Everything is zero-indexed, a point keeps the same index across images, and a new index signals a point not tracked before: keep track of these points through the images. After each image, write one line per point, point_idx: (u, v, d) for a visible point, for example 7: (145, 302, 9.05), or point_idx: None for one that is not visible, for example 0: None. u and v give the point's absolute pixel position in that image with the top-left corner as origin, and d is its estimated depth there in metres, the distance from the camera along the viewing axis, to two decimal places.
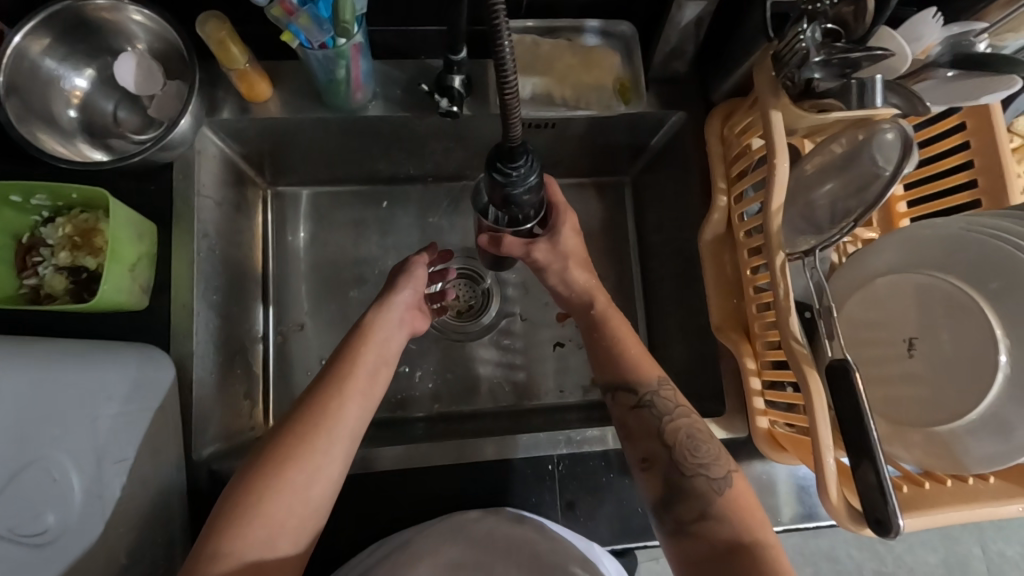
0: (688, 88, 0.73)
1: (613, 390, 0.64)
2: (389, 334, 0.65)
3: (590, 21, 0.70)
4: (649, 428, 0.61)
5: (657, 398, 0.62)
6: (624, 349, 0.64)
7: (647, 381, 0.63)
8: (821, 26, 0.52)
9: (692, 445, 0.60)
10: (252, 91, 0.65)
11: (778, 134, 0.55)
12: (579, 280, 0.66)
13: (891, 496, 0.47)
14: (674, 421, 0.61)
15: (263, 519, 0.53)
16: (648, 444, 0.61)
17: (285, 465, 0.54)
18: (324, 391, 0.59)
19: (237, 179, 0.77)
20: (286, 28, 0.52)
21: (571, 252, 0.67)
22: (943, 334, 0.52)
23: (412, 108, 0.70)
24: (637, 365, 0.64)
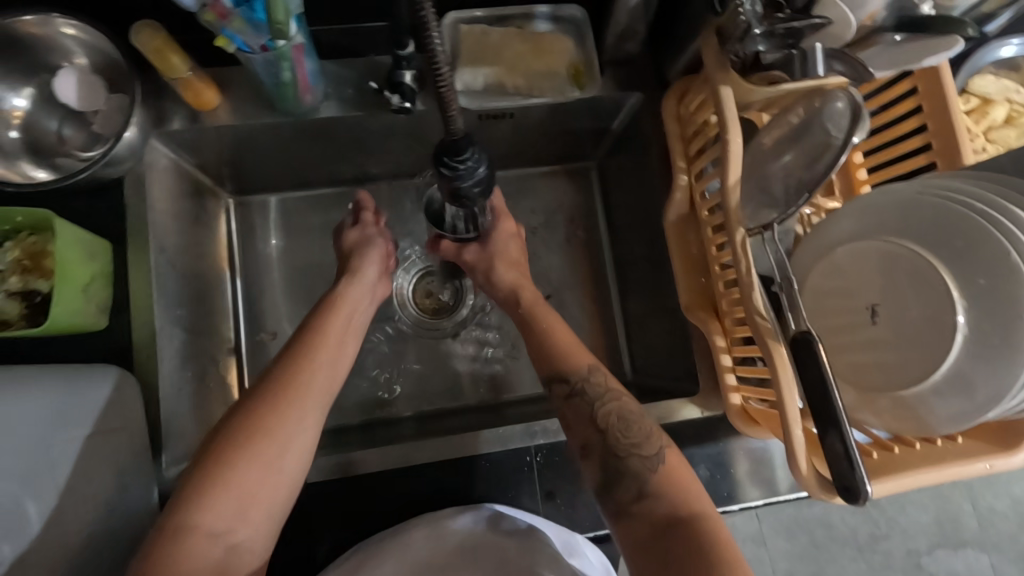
0: (643, 68, 0.73)
1: (551, 378, 0.66)
2: (352, 311, 0.69)
3: (540, 7, 0.69)
4: (582, 414, 0.63)
5: (589, 382, 0.64)
6: (555, 343, 0.68)
7: (577, 370, 0.65)
8: None
9: (625, 426, 0.61)
10: (198, 98, 0.64)
11: (730, 109, 0.55)
12: (504, 279, 0.75)
13: (858, 463, 0.47)
14: (608, 403, 0.63)
15: (234, 486, 0.53)
16: (584, 430, 0.62)
17: (257, 434, 0.55)
18: (292, 363, 0.61)
19: (195, 191, 0.76)
20: (221, 32, 0.51)
21: (500, 254, 0.76)
22: (905, 298, 0.53)
23: (365, 107, 0.69)
24: (571, 356, 0.66)
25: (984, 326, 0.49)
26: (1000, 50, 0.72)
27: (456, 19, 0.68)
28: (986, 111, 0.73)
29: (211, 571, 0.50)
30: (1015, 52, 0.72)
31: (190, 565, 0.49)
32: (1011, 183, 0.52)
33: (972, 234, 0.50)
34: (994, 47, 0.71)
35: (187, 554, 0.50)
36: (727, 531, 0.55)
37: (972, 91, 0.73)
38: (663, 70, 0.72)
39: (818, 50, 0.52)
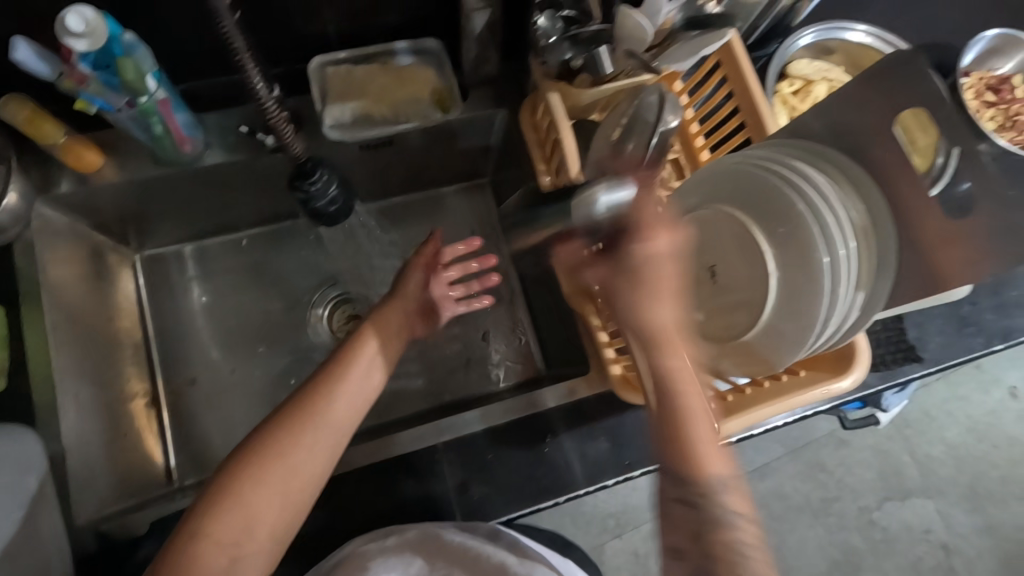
0: (507, 87, 0.80)
1: (672, 476, 0.54)
2: (379, 346, 0.68)
3: (399, 43, 0.76)
4: (688, 524, 0.52)
5: (710, 497, 0.52)
6: (684, 424, 0.55)
7: (704, 474, 0.53)
8: (555, 16, 0.62)
9: (737, 561, 0.50)
10: (79, 161, 0.68)
11: (559, 110, 0.64)
12: (662, 315, 0.57)
13: (703, 406, 0.55)
14: (731, 533, 0.51)
15: (243, 497, 0.54)
16: (680, 539, 0.52)
17: (271, 453, 0.56)
18: (314, 392, 0.61)
19: (95, 250, 0.79)
20: (80, 97, 0.55)
21: (658, 280, 0.58)
22: (735, 258, 0.60)
23: (247, 150, 0.73)
24: (703, 450, 0.54)
25: (790, 270, 0.57)
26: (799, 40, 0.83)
27: (322, 62, 0.74)
28: (810, 90, 0.83)
29: None
30: (814, 41, 0.83)
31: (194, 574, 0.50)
32: (809, 145, 0.61)
33: (768, 195, 0.58)
34: (793, 38, 0.82)
35: (192, 563, 0.50)
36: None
37: (793, 74, 0.83)
38: (521, 85, 0.80)
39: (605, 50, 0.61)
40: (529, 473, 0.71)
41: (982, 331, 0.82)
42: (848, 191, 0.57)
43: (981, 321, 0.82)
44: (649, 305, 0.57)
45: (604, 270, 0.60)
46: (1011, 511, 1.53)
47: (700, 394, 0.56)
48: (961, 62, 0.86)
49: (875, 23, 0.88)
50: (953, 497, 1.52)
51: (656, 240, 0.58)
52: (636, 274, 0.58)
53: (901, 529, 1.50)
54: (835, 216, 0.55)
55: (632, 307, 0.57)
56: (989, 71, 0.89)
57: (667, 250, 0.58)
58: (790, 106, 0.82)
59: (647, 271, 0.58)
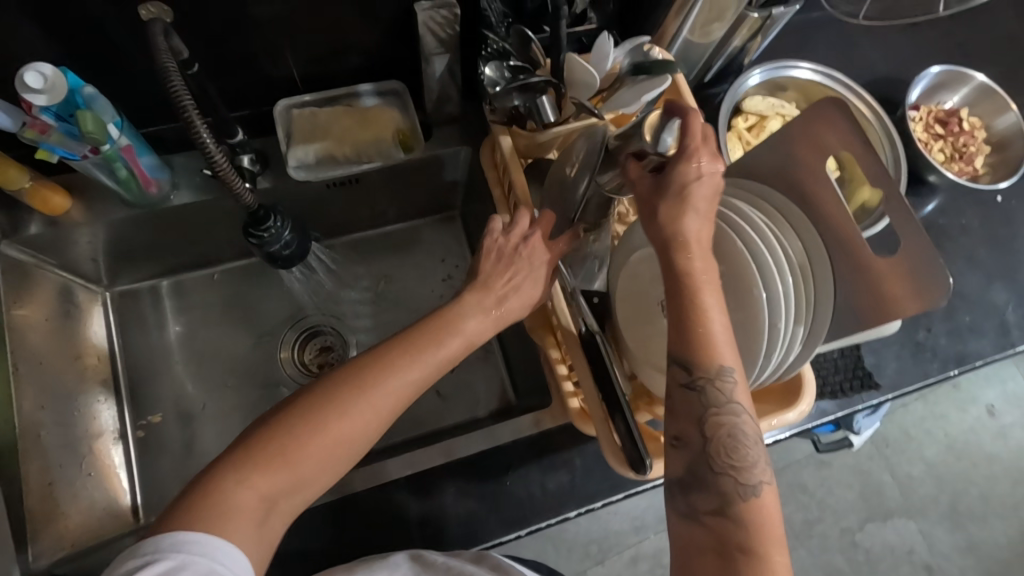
0: (469, 125, 0.83)
1: (685, 366, 0.52)
2: (467, 327, 0.58)
3: (364, 85, 0.80)
4: (689, 411, 0.52)
5: (713, 383, 0.51)
6: (701, 329, 0.51)
7: (707, 367, 0.51)
8: (503, 65, 0.65)
9: (733, 444, 0.50)
10: (48, 205, 0.69)
11: (508, 153, 0.67)
12: (691, 228, 0.53)
13: (639, 443, 0.57)
14: (733, 424, 0.51)
15: (284, 444, 0.49)
16: (684, 425, 0.52)
17: (327, 411, 0.50)
18: (382, 357, 0.54)
19: (64, 288, 0.79)
20: (42, 146, 0.57)
21: (697, 195, 0.53)
22: None
23: (214, 192, 0.75)
24: (718, 344, 0.51)
25: (733, 305, 0.58)
26: (750, 79, 0.86)
27: (287, 105, 0.77)
28: (764, 125, 0.86)
29: (246, 531, 0.46)
30: (763, 80, 0.87)
31: (229, 522, 0.46)
32: (756, 188, 0.63)
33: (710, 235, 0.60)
34: (743, 78, 0.86)
35: (226, 510, 0.46)
36: (782, 552, 0.48)
37: (748, 110, 0.86)
38: (483, 123, 0.82)
39: (547, 101, 0.65)
40: (492, 505, 0.71)
41: (937, 356, 0.84)
42: (789, 231, 0.59)
43: (936, 347, 0.84)
44: (683, 220, 0.53)
45: (645, 191, 0.56)
46: (991, 529, 1.54)
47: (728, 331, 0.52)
48: (906, 97, 0.90)
49: (823, 61, 0.93)
50: (935, 517, 1.52)
51: (703, 164, 0.53)
52: (684, 189, 0.53)
53: (883, 551, 1.50)
54: (774, 254, 0.57)
55: (662, 217, 0.54)
56: (936, 104, 0.92)
57: (714, 176, 0.54)
58: (743, 142, 0.85)
59: (692, 189, 0.53)
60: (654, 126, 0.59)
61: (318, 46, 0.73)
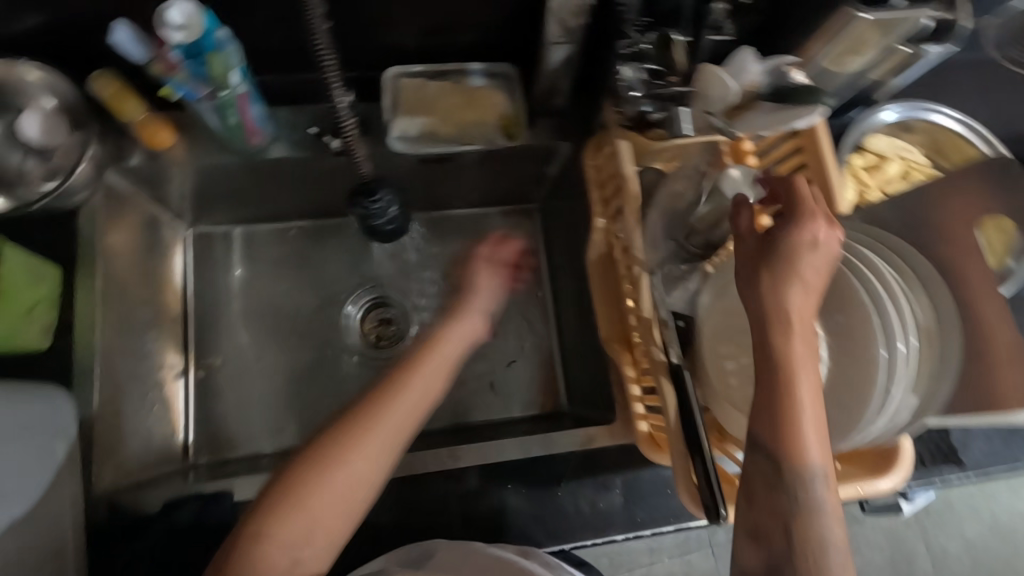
0: (572, 121, 0.80)
1: (773, 459, 0.47)
2: (445, 356, 0.61)
3: (475, 64, 0.77)
4: (775, 507, 0.47)
5: (804, 482, 0.46)
6: (796, 418, 0.47)
7: (801, 468, 0.46)
8: (641, 67, 0.62)
9: (822, 552, 0.45)
10: (152, 139, 0.69)
11: (625, 161, 0.64)
12: (796, 305, 0.49)
13: (717, 486, 0.52)
14: (822, 527, 0.46)
15: (305, 495, 0.50)
16: (767, 522, 0.47)
17: (337, 451, 0.51)
18: (381, 393, 0.55)
19: (151, 222, 0.81)
20: (167, 83, 0.56)
21: (805, 273, 0.49)
22: None
23: (311, 150, 0.75)
24: (808, 440, 0.47)
25: (843, 356, 0.54)
26: (882, 114, 0.80)
27: (397, 73, 0.75)
28: (882, 166, 0.81)
29: None
30: (896, 117, 0.81)
31: None
32: (883, 235, 0.58)
33: (827, 272, 0.56)
34: (875, 111, 0.80)
35: (257, 568, 0.47)
36: None
37: (868, 148, 0.81)
38: (588, 121, 0.79)
39: (682, 113, 0.61)
40: (537, 512, 0.70)
41: None
42: (918, 288, 0.54)
43: None
44: (785, 293, 0.49)
45: (750, 252, 0.52)
46: None
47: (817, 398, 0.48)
48: None
49: (960, 106, 0.85)
50: None
51: (819, 233, 0.50)
52: (795, 257, 0.49)
53: None
54: (901, 312, 0.52)
55: (765, 290, 0.50)
56: None
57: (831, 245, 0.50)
58: (859, 180, 0.80)
59: (786, 255, 0.50)
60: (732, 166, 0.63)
61: (439, 17, 0.71)
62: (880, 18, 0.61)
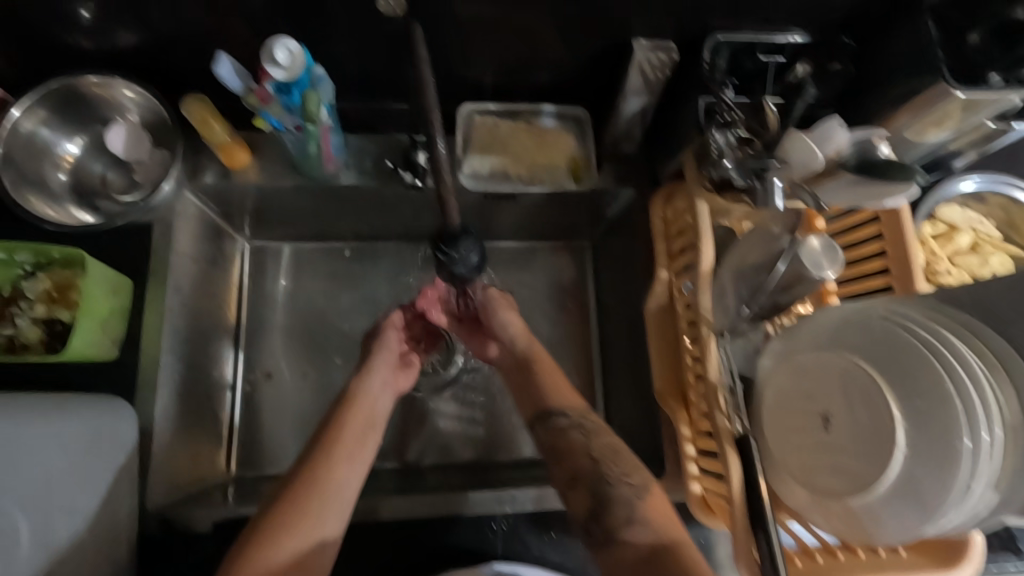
0: (638, 168, 0.80)
1: (540, 412, 0.67)
2: (373, 400, 0.68)
3: (547, 105, 0.77)
4: (574, 445, 0.63)
5: (560, 415, 0.66)
6: (541, 379, 0.70)
7: (569, 407, 0.67)
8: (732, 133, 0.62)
9: (612, 456, 0.62)
10: (231, 159, 0.71)
11: (704, 221, 0.64)
12: (509, 324, 0.74)
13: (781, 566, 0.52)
14: (596, 440, 0.63)
15: (261, 566, 0.52)
16: (573, 462, 0.62)
17: (286, 521, 0.56)
18: (311, 465, 0.60)
19: (216, 235, 0.82)
20: (261, 114, 0.58)
21: (499, 306, 0.75)
22: (854, 411, 0.57)
23: (380, 180, 0.75)
24: (547, 395, 0.68)
25: (920, 442, 0.52)
26: (961, 184, 0.78)
27: (471, 108, 0.76)
28: (953, 237, 0.79)
29: None
30: (975, 188, 0.79)
31: None
32: (959, 318, 0.57)
33: (903, 353, 0.55)
34: (953, 181, 0.78)
35: None
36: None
37: (940, 217, 0.79)
38: (654, 169, 0.79)
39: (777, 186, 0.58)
40: (577, 565, 0.69)
41: None
42: (1003, 378, 0.52)
43: None
44: (500, 315, 0.75)
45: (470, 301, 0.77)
46: None
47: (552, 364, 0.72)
48: None
49: None
50: None
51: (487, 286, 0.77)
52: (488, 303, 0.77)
53: None
54: (987, 403, 0.51)
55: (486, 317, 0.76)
56: None
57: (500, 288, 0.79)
58: (929, 250, 0.78)
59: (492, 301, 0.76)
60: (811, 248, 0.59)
61: (520, 58, 0.71)
62: (972, 97, 0.59)
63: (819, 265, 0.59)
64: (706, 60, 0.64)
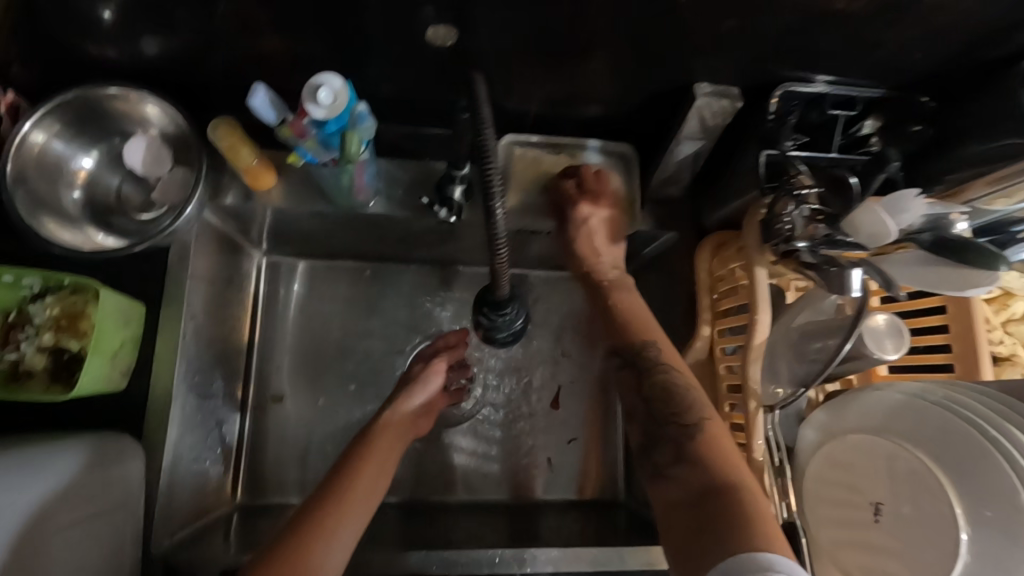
0: (682, 211, 0.76)
1: (612, 348, 0.63)
2: (391, 444, 0.67)
3: (592, 140, 0.73)
4: (631, 385, 0.58)
5: (633, 349, 0.60)
6: (620, 310, 0.65)
7: (637, 340, 0.61)
8: (807, 207, 0.54)
9: (668, 394, 0.56)
10: (256, 182, 0.66)
11: (761, 290, 0.59)
12: (610, 255, 0.70)
13: None
14: (661, 372, 0.58)
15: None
16: (629, 397, 0.58)
17: (305, 543, 0.53)
18: (335, 490, 0.59)
19: (234, 254, 0.78)
20: (295, 148, 0.54)
21: (598, 234, 0.70)
22: (906, 503, 0.53)
23: (411, 210, 0.71)
24: (626, 325, 0.63)
25: (984, 545, 0.49)
26: None
27: (513, 140, 0.71)
28: None
29: None
30: None
31: None
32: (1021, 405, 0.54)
33: (961, 445, 0.52)
34: None
35: None
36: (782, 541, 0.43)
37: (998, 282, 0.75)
38: (699, 214, 0.75)
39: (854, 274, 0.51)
40: None
41: None
42: None
43: None
44: (597, 257, 0.70)
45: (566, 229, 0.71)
46: None
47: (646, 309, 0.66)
48: None
49: None
50: None
51: (595, 208, 0.69)
52: (589, 236, 0.69)
53: None
54: None
55: (581, 246, 0.70)
56: None
57: (600, 215, 0.69)
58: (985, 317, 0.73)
59: (588, 236, 0.70)
60: (875, 329, 0.55)
61: (570, 93, 0.67)
62: None
63: (881, 343, 0.55)
64: (771, 112, 0.61)
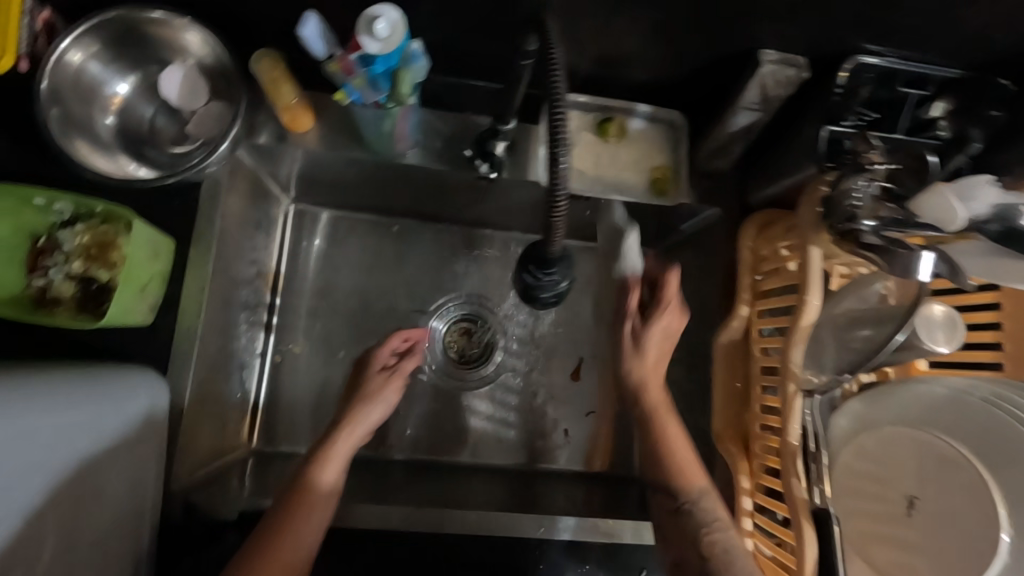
0: (726, 185, 0.73)
1: (656, 487, 0.63)
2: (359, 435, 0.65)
3: (641, 105, 0.70)
4: (681, 537, 0.59)
5: (690, 506, 0.60)
6: (666, 446, 0.63)
7: (687, 490, 0.61)
8: (875, 184, 0.53)
9: (727, 555, 0.56)
10: (294, 123, 0.65)
11: (813, 270, 0.57)
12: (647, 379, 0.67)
13: None
14: (716, 535, 0.57)
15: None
16: (680, 548, 0.58)
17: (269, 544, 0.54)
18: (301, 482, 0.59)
19: (263, 198, 0.76)
20: (341, 85, 0.52)
21: (662, 341, 0.67)
22: (942, 498, 0.52)
23: (449, 164, 0.69)
24: (679, 470, 0.62)
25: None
26: None
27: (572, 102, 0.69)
28: None
29: None
30: None
31: None
32: None
33: (1008, 447, 0.51)
34: None
35: None
36: None
37: None
38: (744, 190, 0.73)
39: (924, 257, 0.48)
40: None
41: None
42: None
43: None
44: (641, 367, 0.67)
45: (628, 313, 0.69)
46: None
47: (685, 439, 0.64)
48: None
49: None
50: None
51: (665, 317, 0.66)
52: (647, 341, 0.67)
53: None
54: None
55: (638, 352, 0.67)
56: None
57: (671, 324, 0.67)
58: None
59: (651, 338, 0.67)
60: (927, 318, 0.53)
61: (626, 53, 0.64)
62: None
63: (932, 334, 0.53)
64: (839, 85, 0.58)
